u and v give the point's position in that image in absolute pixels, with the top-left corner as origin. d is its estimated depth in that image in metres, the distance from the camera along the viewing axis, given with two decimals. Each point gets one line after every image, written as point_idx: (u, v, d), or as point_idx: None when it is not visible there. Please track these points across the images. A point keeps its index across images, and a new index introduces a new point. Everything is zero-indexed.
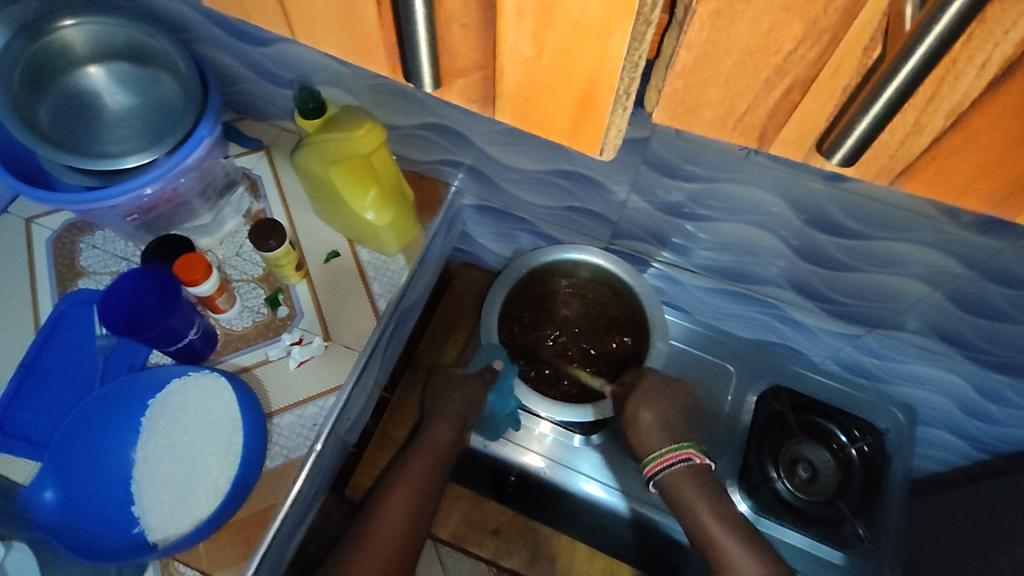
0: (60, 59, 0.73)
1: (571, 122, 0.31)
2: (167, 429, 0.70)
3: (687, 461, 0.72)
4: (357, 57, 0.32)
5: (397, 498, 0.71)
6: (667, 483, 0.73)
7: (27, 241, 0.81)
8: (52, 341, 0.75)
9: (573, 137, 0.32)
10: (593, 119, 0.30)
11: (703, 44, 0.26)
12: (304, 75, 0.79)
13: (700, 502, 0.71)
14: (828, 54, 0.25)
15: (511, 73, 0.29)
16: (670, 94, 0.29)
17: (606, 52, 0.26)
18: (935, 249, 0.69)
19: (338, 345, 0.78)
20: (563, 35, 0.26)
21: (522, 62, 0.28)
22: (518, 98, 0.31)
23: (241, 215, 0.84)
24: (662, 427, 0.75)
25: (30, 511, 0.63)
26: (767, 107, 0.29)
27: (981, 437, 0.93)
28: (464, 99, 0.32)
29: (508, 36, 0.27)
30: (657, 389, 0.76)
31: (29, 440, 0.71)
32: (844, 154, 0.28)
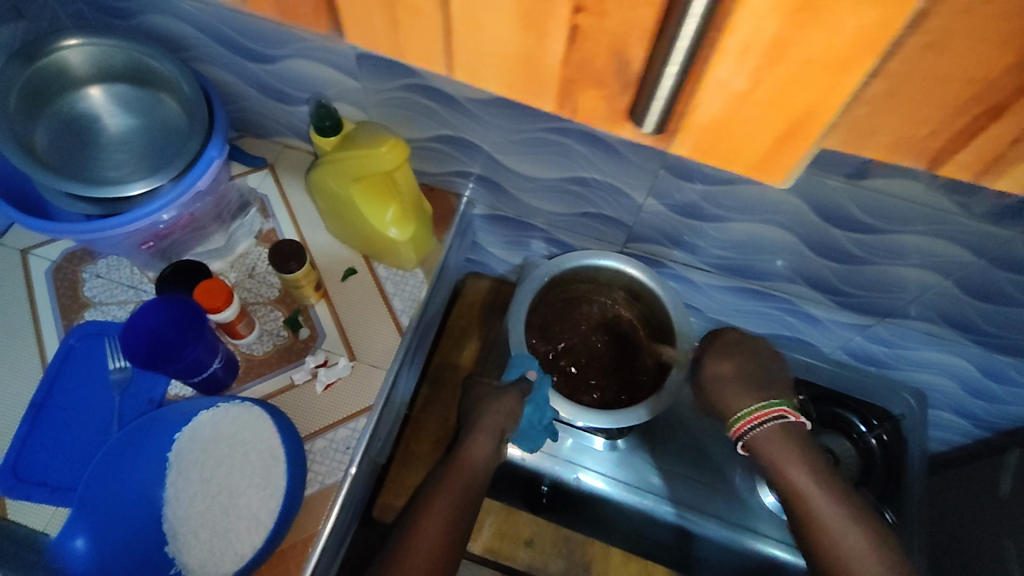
0: (57, 81, 0.70)
1: (766, 154, 0.29)
2: (199, 463, 0.67)
3: (780, 417, 0.66)
4: (522, 94, 0.31)
5: (433, 511, 0.68)
6: (758, 444, 0.66)
7: (24, 274, 0.77)
8: (61, 379, 0.72)
9: (762, 166, 0.30)
10: (792, 151, 0.28)
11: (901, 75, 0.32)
12: (313, 91, 0.77)
13: (795, 458, 0.63)
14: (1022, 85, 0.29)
15: (708, 106, 0.27)
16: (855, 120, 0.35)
17: (834, 88, 0.24)
18: (947, 240, 0.71)
19: (363, 364, 0.76)
20: (792, 71, 0.24)
21: (726, 95, 0.26)
22: (708, 132, 0.29)
23: (253, 237, 0.81)
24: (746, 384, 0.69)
25: (61, 560, 0.59)
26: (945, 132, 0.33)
27: (985, 417, 0.98)
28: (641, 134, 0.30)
29: (719, 71, 0.25)
30: (738, 344, 0.72)
31: (47, 484, 0.67)
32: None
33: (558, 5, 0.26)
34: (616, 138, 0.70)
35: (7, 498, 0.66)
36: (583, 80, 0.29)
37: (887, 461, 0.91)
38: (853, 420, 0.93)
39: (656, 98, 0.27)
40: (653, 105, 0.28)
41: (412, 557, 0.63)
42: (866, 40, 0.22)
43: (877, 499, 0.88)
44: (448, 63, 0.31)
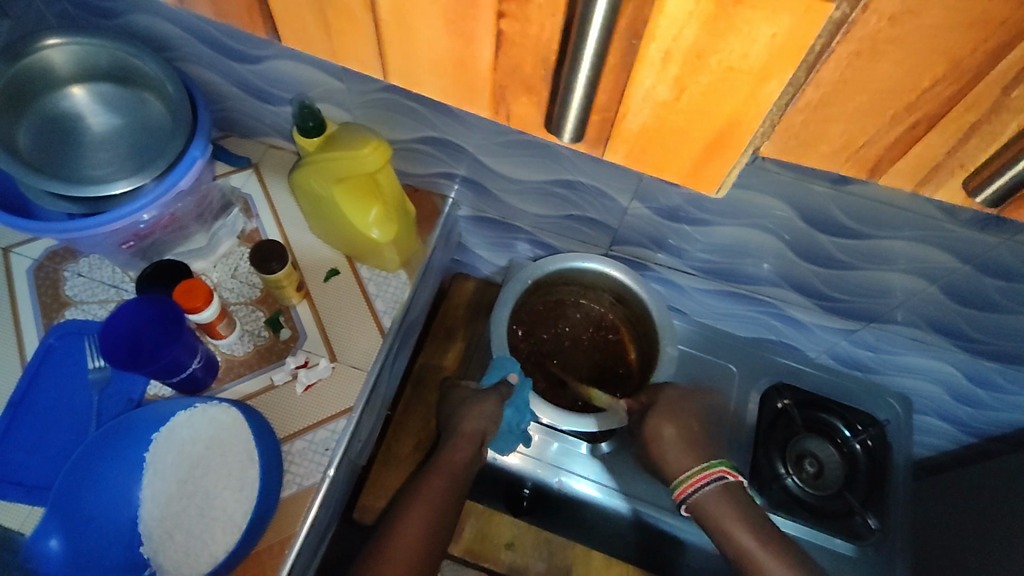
0: (40, 80, 0.69)
1: (695, 164, 0.34)
2: (176, 464, 0.67)
3: (721, 479, 0.73)
4: (458, 97, 0.36)
5: (413, 516, 0.71)
6: (699, 504, 0.74)
7: (7, 272, 0.77)
8: (40, 378, 0.71)
9: (693, 177, 0.34)
10: (717, 164, 0.33)
11: (854, 53, 0.31)
12: (298, 92, 0.77)
13: (732, 519, 0.72)
14: (946, 90, 0.32)
15: (639, 117, 0.32)
16: (788, 131, 0.39)
17: (756, 97, 0.28)
18: (931, 245, 0.71)
19: (344, 365, 0.76)
20: (713, 78, 0.28)
21: (653, 105, 0.31)
22: (641, 141, 0.33)
23: (236, 237, 0.81)
24: (685, 445, 0.76)
25: (32, 561, 0.59)
26: (884, 143, 0.36)
27: (973, 422, 0.98)
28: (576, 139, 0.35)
29: (646, 80, 0.29)
30: (686, 404, 0.79)
31: (23, 483, 0.67)
32: (991, 190, 0.35)
33: (483, 15, 0.30)
34: None
35: None
36: (510, 84, 0.33)
37: (870, 467, 0.90)
38: (837, 425, 0.92)
39: (570, 105, 0.31)
40: (566, 116, 0.31)
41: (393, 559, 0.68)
42: (782, 47, 0.26)
43: (860, 504, 0.88)
44: (383, 66, 0.35)
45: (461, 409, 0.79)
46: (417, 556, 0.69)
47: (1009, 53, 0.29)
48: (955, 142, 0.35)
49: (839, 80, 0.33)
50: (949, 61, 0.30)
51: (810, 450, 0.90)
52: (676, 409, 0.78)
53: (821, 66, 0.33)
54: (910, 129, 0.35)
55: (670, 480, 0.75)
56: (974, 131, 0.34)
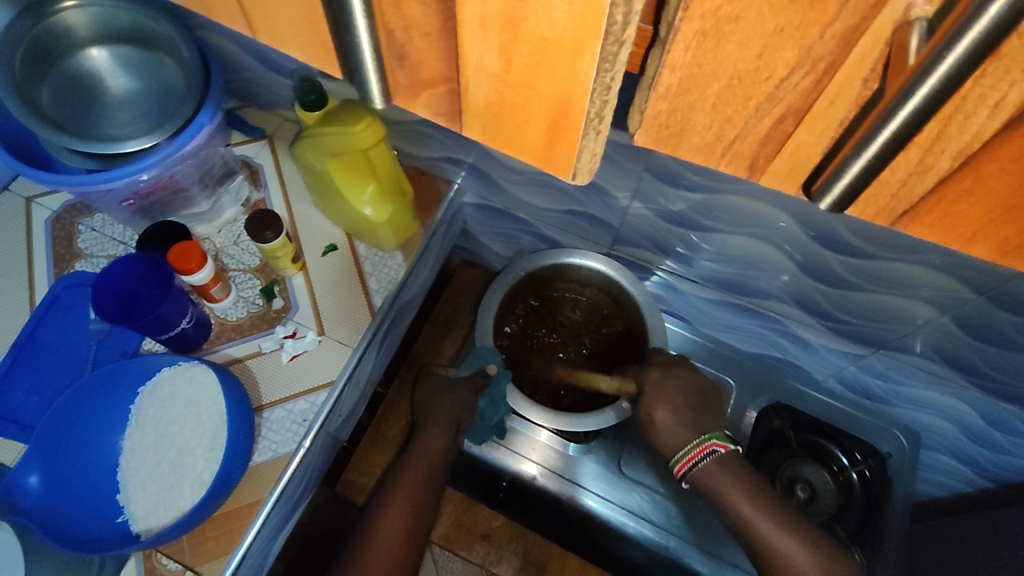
0: (61, 40, 0.71)
1: (547, 148, 0.29)
2: (155, 419, 0.70)
3: (712, 453, 0.71)
4: (321, 58, 0.31)
5: (390, 512, 0.71)
6: (700, 478, 0.72)
7: (26, 221, 0.80)
8: (46, 323, 0.74)
9: (550, 161, 0.30)
10: (568, 145, 0.29)
11: (687, 65, 0.24)
12: (307, 66, 0.76)
13: (733, 489, 0.70)
14: (822, 83, 0.24)
15: (476, 90, 0.28)
16: (654, 115, 0.27)
17: (577, 72, 0.24)
18: (945, 273, 0.66)
19: (331, 340, 0.76)
20: (533, 50, 0.24)
21: (488, 78, 0.27)
22: (490, 116, 0.29)
23: (240, 205, 0.83)
24: (681, 419, 0.73)
25: (15, 494, 0.63)
26: (759, 134, 0.27)
27: (987, 465, 0.92)
28: (431, 111, 0.30)
29: (473, 47, 0.25)
30: (672, 376, 0.75)
31: (19, 422, 0.71)
32: (837, 197, 0.26)
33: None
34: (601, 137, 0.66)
35: None
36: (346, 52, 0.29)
37: (865, 497, 0.96)
38: (836, 452, 0.98)
39: (367, 75, 0.27)
40: (369, 80, 0.27)
41: (381, 543, 0.69)
42: (583, 19, 0.22)
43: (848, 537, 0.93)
44: (247, 25, 0.31)
45: (436, 400, 0.82)
46: (403, 544, 0.69)
47: (866, 28, 0.21)
48: (830, 143, 0.26)
49: (693, 64, 0.24)
50: (798, 46, 0.22)
51: (804, 475, 0.96)
52: (665, 389, 0.74)
53: (671, 44, 0.24)
54: (778, 122, 0.26)
55: (667, 458, 0.74)
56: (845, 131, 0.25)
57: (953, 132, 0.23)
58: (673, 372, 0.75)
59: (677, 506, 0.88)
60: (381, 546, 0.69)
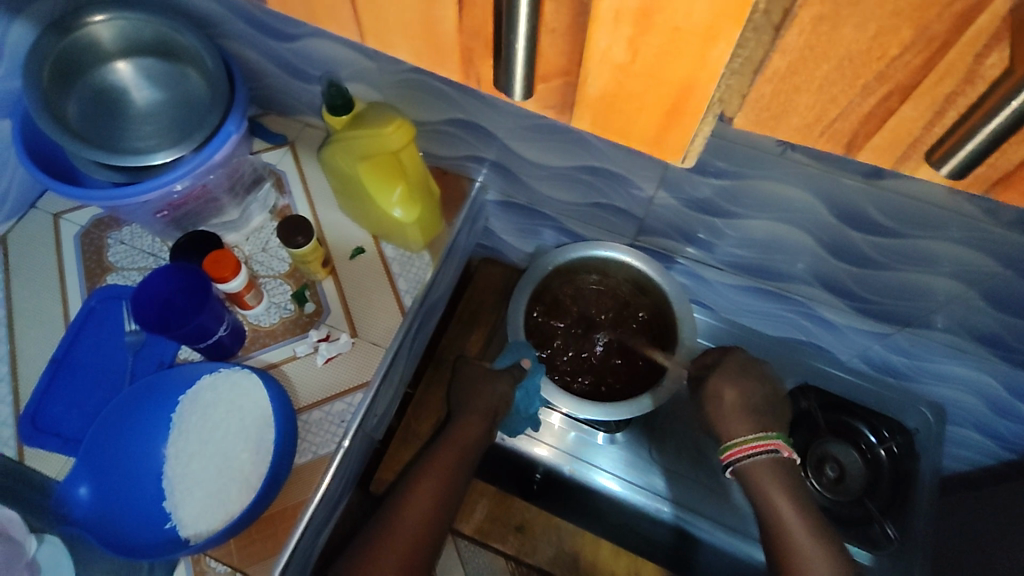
0: (88, 55, 0.72)
1: (659, 134, 0.29)
2: (198, 425, 0.71)
3: (774, 451, 0.70)
4: (431, 61, 0.33)
5: (421, 490, 0.74)
6: (750, 471, 0.71)
7: (56, 236, 0.81)
8: (83, 336, 0.75)
9: (658, 146, 0.29)
10: (679, 131, 0.28)
11: (799, 48, 0.23)
12: (330, 71, 0.77)
13: (781, 492, 0.69)
14: (937, 60, 0.23)
15: (594, 83, 0.27)
16: (757, 100, 0.26)
17: (706, 58, 0.24)
18: (970, 246, 0.68)
19: (364, 341, 0.77)
20: (662, 41, 0.24)
21: (610, 68, 0.26)
22: (600, 107, 0.28)
23: (268, 211, 0.84)
24: (748, 411, 0.73)
25: (65, 506, 0.64)
26: (860, 113, 0.25)
27: (1012, 437, 0.93)
28: (540, 105, 0.30)
29: (599, 39, 0.25)
30: (745, 372, 0.75)
31: (60, 436, 0.71)
32: (960, 160, 0.25)
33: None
34: None
35: (25, 445, 0.70)
36: (478, 47, 0.30)
37: (894, 472, 0.95)
38: (864, 430, 0.97)
39: (513, 73, 0.27)
40: (514, 77, 0.27)
41: (406, 519, 0.71)
42: (723, 8, 0.22)
43: (880, 513, 0.93)
44: (360, 30, 0.33)
45: (470, 390, 0.83)
46: (428, 524, 0.72)
47: (987, 6, 0.21)
48: (926, 119, 0.25)
49: (804, 47, 0.23)
50: (914, 25, 0.22)
51: (831, 453, 0.96)
52: (736, 377, 0.75)
53: (786, 29, 0.23)
54: (884, 101, 0.25)
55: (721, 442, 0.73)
56: (949, 105, 0.24)
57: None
58: (749, 368, 0.76)
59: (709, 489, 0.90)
60: (407, 523, 0.71)
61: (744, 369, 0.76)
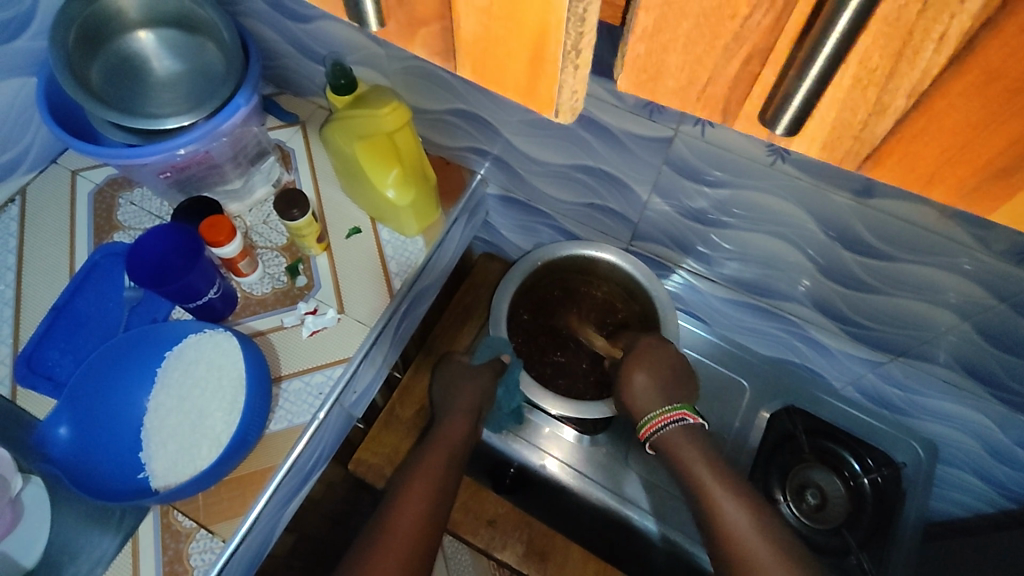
0: (113, 22, 0.76)
1: (529, 81, 0.24)
2: (179, 382, 0.73)
3: (680, 419, 0.78)
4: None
5: (417, 483, 0.74)
6: (664, 441, 0.78)
7: (71, 192, 0.84)
8: (84, 288, 0.78)
9: (531, 96, 0.25)
10: (549, 81, 0.24)
11: (661, 4, 0.20)
12: (340, 54, 0.80)
13: (690, 454, 0.76)
14: (784, 23, 0.20)
15: (468, 23, 0.23)
16: (631, 60, 0.22)
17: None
18: (965, 277, 0.66)
19: (350, 318, 0.79)
20: None
21: (476, 12, 0.22)
22: (478, 54, 0.24)
23: (271, 185, 0.86)
24: (658, 391, 0.79)
25: (44, 446, 0.66)
26: (728, 80, 0.22)
27: (1007, 484, 0.89)
28: (427, 52, 0.25)
29: None
30: (654, 351, 0.79)
31: (52, 379, 0.74)
32: (790, 121, 0.22)
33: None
34: (623, 129, 0.68)
35: (18, 385, 0.73)
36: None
37: (876, 503, 0.94)
38: (848, 458, 0.96)
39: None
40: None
41: (403, 513, 0.71)
42: None
43: (857, 544, 0.92)
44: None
45: (454, 392, 0.86)
46: (426, 519, 0.71)
47: None
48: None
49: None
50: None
51: (813, 480, 0.95)
52: (648, 359, 0.79)
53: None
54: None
55: (637, 420, 0.80)
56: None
57: (904, 69, 0.19)
58: (663, 348, 0.80)
59: (685, 502, 0.90)
60: (405, 517, 0.70)
61: (654, 351, 0.79)
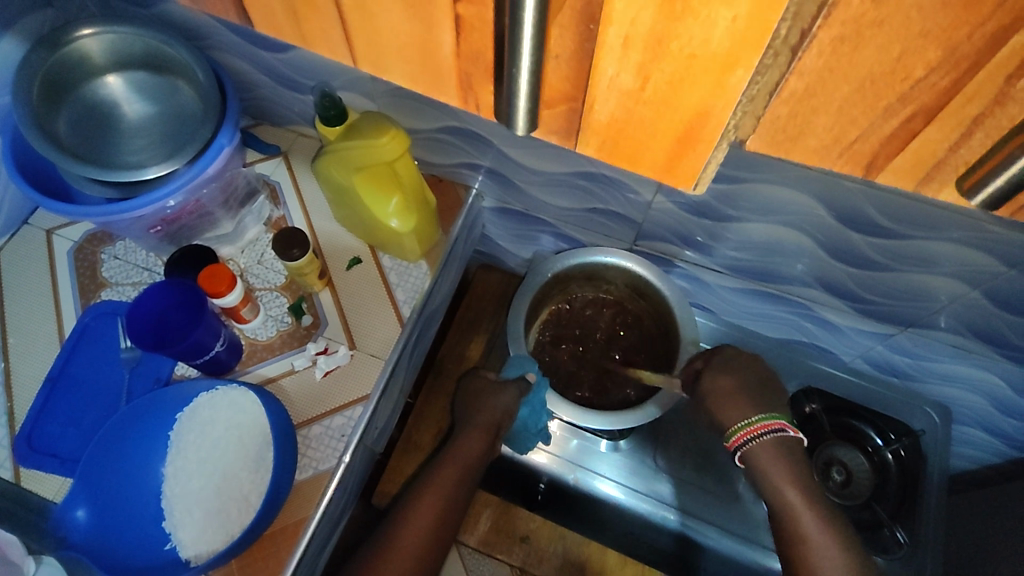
0: (79, 69, 0.71)
1: (671, 163, 0.30)
2: (196, 444, 0.71)
3: (777, 431, 0.70)
4: (426, 87, 0.33)
5: (425, 504, 0.74)
6: (756, 455, 0.70)
7: (48, 253, 0.80)
8: (77, 355, 0.74)
9: (672, 174, 0.31)
10: (696, 159, 0.30)
11: None
12: (323, 82, 0.76)
13: (784, 471, 0.68)
14: None
15: (606, 108, 0.29)
16: None
17: (724, 86, 0.25)
18: (970, 247, 0.67)
19: (363, 353, 0.76)
20: (675, 67, 0.25)
21: (618, 97, 0.28)
22: (614, 135, 0.30)
23: (262, 224, 0.83)
24: (745, 395, 0.73)
25: (63, 529, 0.63)
26: None
27: (1016, 436, 0.92)
28: (549, 132, 0.32)
29: (607, 68, 0.27)
30: (733, 364, 0.75)
31: (57, 456, 0.70)
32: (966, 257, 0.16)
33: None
34: None
35: (20, 466, 0.69)
36: (476, 72, 0.30)
37: (901, 475, 0.94)
38: (869, 433, 0.96)
39: (517, 103, 0.28)
40: (517, 112, 0.29)
41: (408, 534, 0.71)
42: (743, 33, 0.23)
43: (888, 516, 0.92)
44: (352, 55, 0.33)
45: (473, 407, 0.84)
46: (431, 541, 0.72)
47: None
48: (955, 142, 0.29)
49: (825, 69, 0.26)
50: (941, 46, 0.24)
51: (838, 457, 0.95)
52: (727, 368, 0.75)
53: (805, 51, 0.26)
54: (908, 122, 0.28)
55: (724, 428, 0.73)
56: (977, 126, 0.27)
57: None
58: (745, 359, 0.76)
59: (715, 494, 0.90)
60: (408, 542, 0.71)
61: (731, 362, 0.76)
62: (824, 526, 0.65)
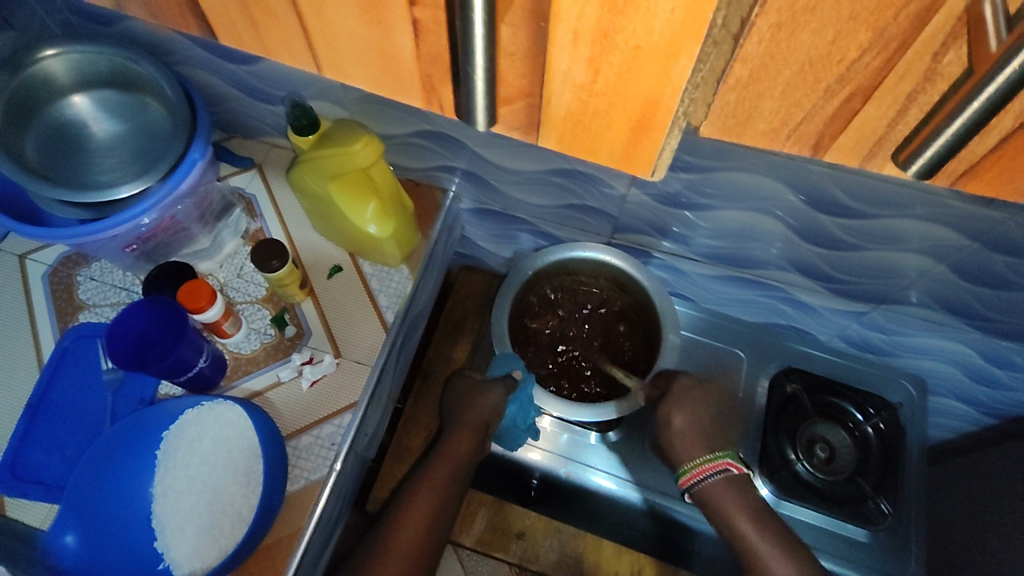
0: (44, 89, 0.70)
1: (629, 152, 0.32)
2: (184, 461, 0.70)
3: (724, 470, 0.78)
4: (390, 89, 0.34)
5: (417, 503, 0.75)
6: (705, 492, 0.79)
7: (23, 279, 0.78)
8: (58, 379, 0.73)
9: (629, 162, 0.33)
10: (650, 147, 0.31)
11: None
12: (293, 92, 0.76)
13: (733, 506, 0.77)
14: None
15: (562, 102, 0.30)
16: None
17: (670, 74, 0.26)
18: (935, 222, 0.69)
19: (348, 361, 0.76)
20: (624, 58, 0.26)
21: (573, 91, 0.29)
22: (572, 127, 0.31)
23: (239, 237, 0.82)
24: (696, 435, 0.80)
25: (54, 555, 0.64)
26: None
27: (991, 404, 0.95)
28: (509, 127, 0.33)
29: (559, 63, 0.27)
30: (691, 396, 0.81)
31: (43, 483, 0.69)
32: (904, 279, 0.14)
33: (394, 3, 0.28)
34: None
35: (5, 496, 0.68)
36: (436, 73, 0.31)
37: (882, 449, 0.95)
38: (849, 409, 0.97)
39: (475, 100, 0.30)
40: (475, 108, 0.30)
41: (400, 535, 0.72)
42: (683, 24, 0.24)
43: (872, 489, 0.93)
44: (316, 63, 0.33)
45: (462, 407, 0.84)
46: (424, 539, 0.73)
47: None
48: (892, 116, 0.32)
49: (766, 55, 0.29)
50: (869, 29, 0.27)
51: (820, 435, 0.95)
52: (685, 400, 0.81)
53: (746, 38, 0.28)
54: (847, 101, 0.31)
55: (674, 469, 0.81)
56: (911, 102, 0.31)
57: None
58: (697, 389, 0.82)
59: None
60: (403, 544, 0.72)
61: (691, 393, 0.81)
62: (775, 550, 0.74)
